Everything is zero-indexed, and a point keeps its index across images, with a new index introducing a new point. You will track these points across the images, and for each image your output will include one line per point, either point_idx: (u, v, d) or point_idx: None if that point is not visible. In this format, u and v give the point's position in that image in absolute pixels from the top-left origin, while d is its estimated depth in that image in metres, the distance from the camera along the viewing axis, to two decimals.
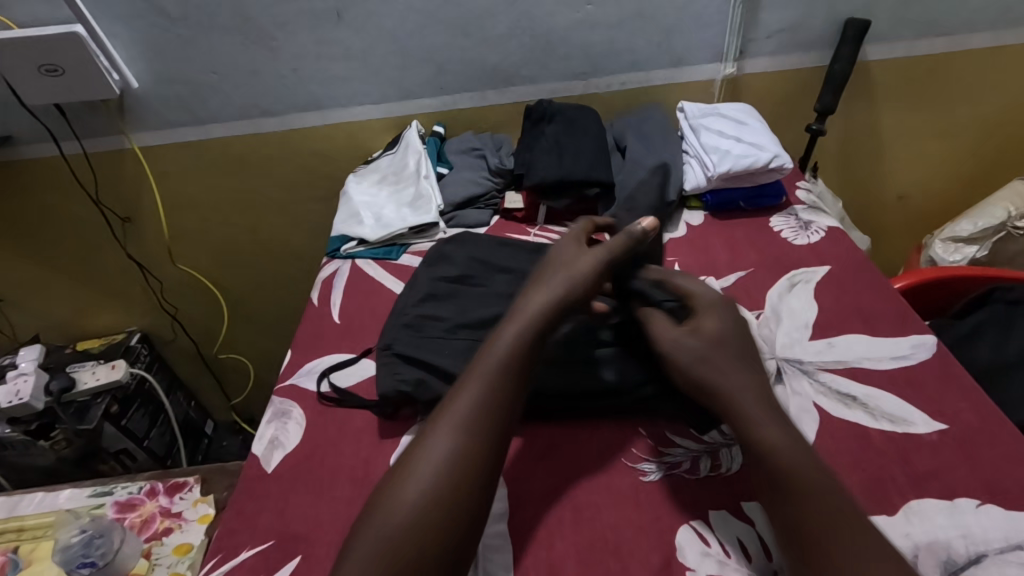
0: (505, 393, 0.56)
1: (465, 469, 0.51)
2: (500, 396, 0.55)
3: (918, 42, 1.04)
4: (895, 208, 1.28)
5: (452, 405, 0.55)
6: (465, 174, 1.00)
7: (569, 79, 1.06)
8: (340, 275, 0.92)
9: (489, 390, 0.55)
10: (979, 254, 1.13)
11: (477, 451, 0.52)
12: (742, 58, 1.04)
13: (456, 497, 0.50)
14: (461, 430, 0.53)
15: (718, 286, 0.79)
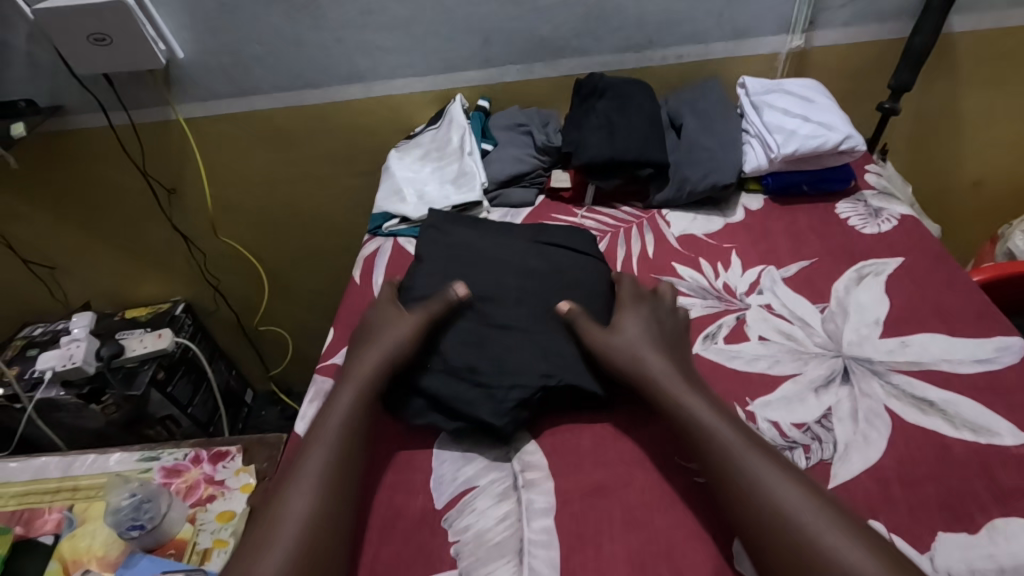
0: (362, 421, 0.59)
1: (346, 458, 0.56)
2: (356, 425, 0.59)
3: (1011, 12, 0.95)
4: (967, 194, 1.19)
5: (322, 432, 0.58)
6: (511, 152, 0.97)
7: (622, 52, 1.01)
8: (382, 253, 0.90)
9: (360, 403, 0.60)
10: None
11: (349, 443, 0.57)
12: (811, 29, 0.97)
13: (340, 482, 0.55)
14: (316, 466, 0.55)
15: (778, 277, 0.75)
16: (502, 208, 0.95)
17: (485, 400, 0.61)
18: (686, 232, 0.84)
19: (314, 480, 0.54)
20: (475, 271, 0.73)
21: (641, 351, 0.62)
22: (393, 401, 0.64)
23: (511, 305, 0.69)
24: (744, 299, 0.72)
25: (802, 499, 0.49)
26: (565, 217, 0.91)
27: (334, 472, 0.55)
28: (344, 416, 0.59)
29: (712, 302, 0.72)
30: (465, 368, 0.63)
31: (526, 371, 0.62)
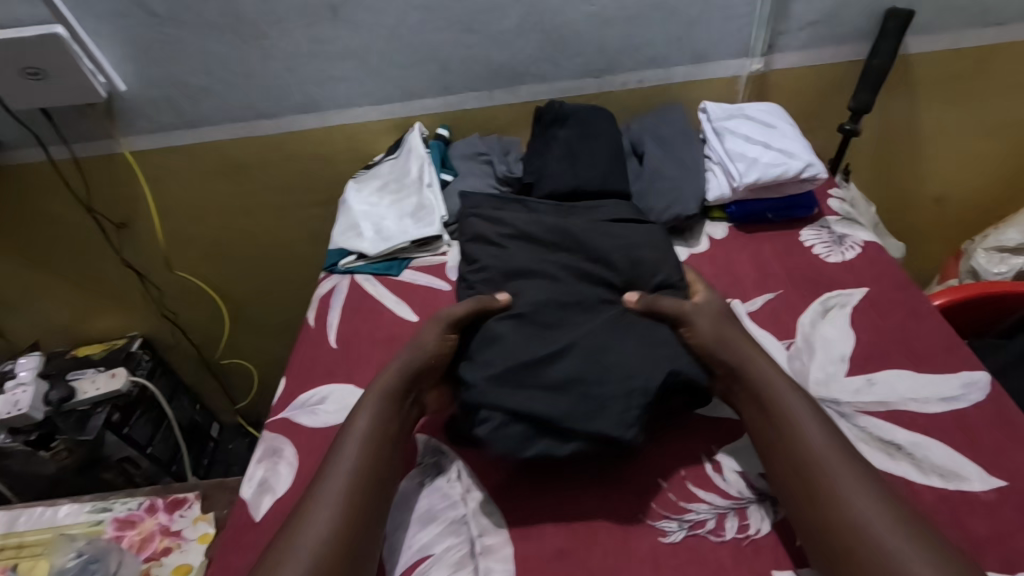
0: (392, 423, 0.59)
1: (376, 458, 0.56)
2: (386, 426, 0.59)
3: (965, 33, 0.95)
4: (931, 210, 1.20)
5: (354, 430, 0.58)
6: (471, 182, 0.94)
7: (582, 77, 0.99)
8: (338, 292, 0.87)
9: (389, 400, 0.60)
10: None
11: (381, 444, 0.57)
12: (770, 52, 0.97)
13: (373, 482, 0.55)
14: (346, 463, 0.55)
15: (743, 311, 0.73)
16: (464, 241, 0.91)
17: (602, 411, 0.57)
18: None
19: (350, 477, 0.54)
20: (532, 269, 0.70)
21: (733, 341, 0.62)
22: (493, 435, 0.57)
23: (587, 316, 0.65)
24: None
25: (880, 516, 0.48)
26: None
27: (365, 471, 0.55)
28: (374, 410, 0.59)
29: None
30: (566, 382, 0.59)
31: (646, 370, 0.59)
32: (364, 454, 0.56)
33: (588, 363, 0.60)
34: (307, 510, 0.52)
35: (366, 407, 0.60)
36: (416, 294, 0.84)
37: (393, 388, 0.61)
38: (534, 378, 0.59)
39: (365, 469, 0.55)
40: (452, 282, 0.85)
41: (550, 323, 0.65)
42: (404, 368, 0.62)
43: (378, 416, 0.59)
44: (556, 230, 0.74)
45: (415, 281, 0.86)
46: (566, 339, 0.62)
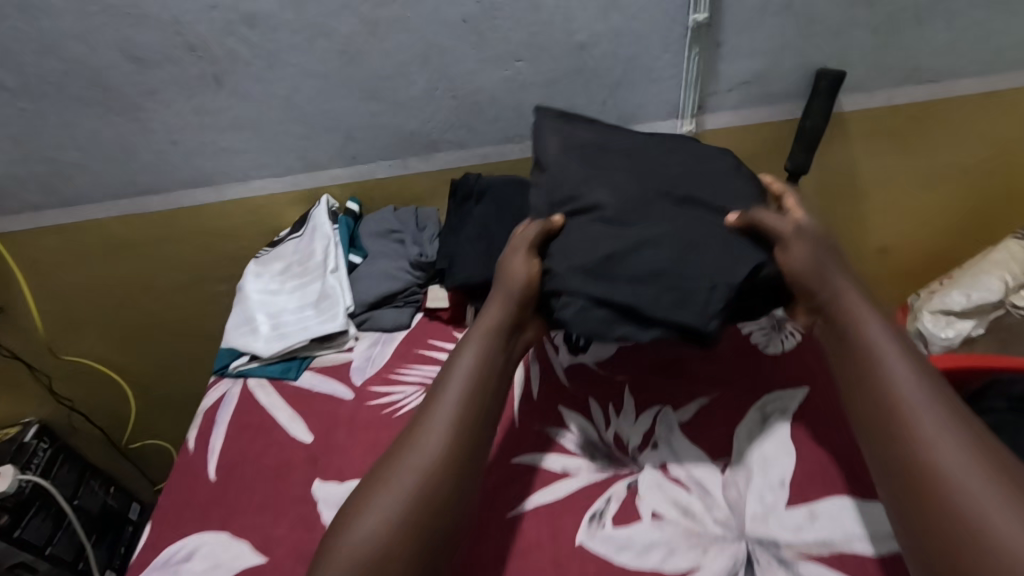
0: (494, 356, 0.62)
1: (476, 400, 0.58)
2: (489, 360, 0.61)
3: (898, 90, 0.91)
4: (877, 261, 1.15)
5: (454, 369, 0.60)
6: (381, 265, 0.85)
7: (503, 142, 0.91)
8: (226, 402, 0.76)
9: (490, 337, 0.62)
10: (1016, 305, 0.90)
11: (475, 388, 0.59)
12: (702, 113, 0.90)
13: (470, 420, 0.57)
14: (450, 398, 0.57)
15: (676, 421, 0.65)
16: (373, 334, 0.82)
17: (685, 304, 0.60)
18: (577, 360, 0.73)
19: (448, 415, 0.56)
20: (598, 168, 0.69)
21: (826, 267, 0.62)
22: (576, 317, 0.62)
23: (662, 220, 0.65)
24: (637, 457, 0.63)
25: (945, 434, 0.49)
26: (441, 345, 0.79)
27: (464, 407, 0.57)
28: (478, 346, 0.61)
29: (602, 464, 0.63)
30: (652, 273, 0.61)
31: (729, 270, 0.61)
32: (463, 393, 0.58)
33: (668, 262, 0.61)
34: (415, 432, 0.56)
35: (471, 346, 0.62)
36: (311, 404, 0.73)
37: (492, 323, 0.63)
38: (613, 273, 0.62)
39: (460, 412, 0.57)
40: (355, 387, 0.75)
41: (628, 223, 0.65)
42: (503, 303, 0.65)
43: (476, 351, 0.61)
44: (634, 151, 0.71)
45: (314, 387, 0.76)
46: (640, 236, 0.63)
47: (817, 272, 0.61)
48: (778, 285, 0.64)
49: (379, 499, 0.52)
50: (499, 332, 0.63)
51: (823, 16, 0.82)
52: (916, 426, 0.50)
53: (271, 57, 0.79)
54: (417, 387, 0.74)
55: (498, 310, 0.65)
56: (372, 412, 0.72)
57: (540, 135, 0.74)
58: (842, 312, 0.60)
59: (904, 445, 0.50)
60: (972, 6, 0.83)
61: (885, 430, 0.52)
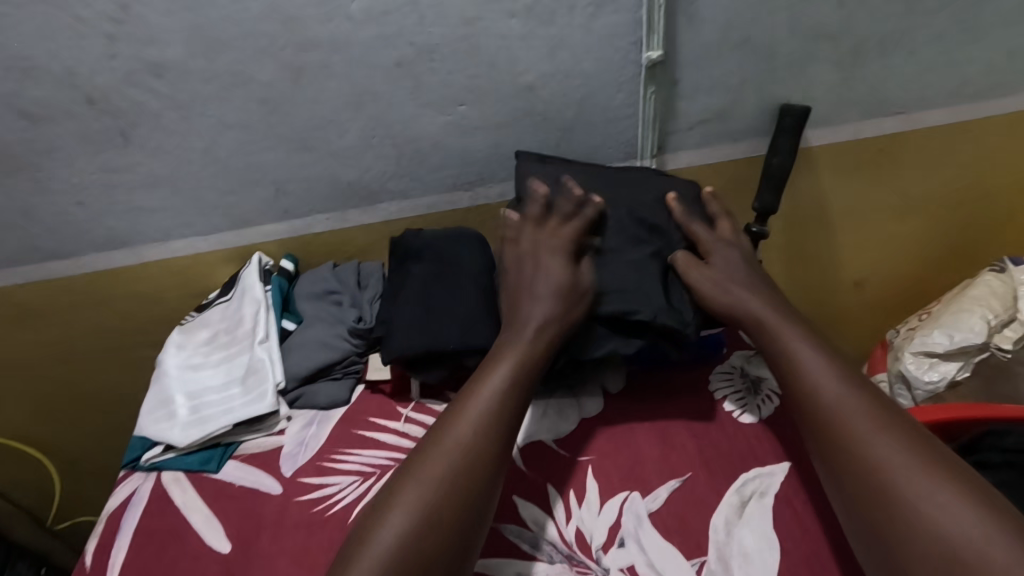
0: (531, 368, 0.59)
1: (510, 407, 0.56)
2: (525, 369, 0.58)
3: (865, 123, 0.86)
4: (854, 296, 1.09)
5: (489, 374, 0.57)
6: (317, 332, 0.77)
7: (451, 190, 0.84)
8: (135, 503, 0.66)
9: (525, 345, 0.59)
10: (998, 345, 0.85)
11: (512, 397, 0.56)
12: (662, 153, 0.84)
13: (502, 425, 0.55)
14: (488, 399, 0.55)
15: (644, 511, 0.58)
16: (307, 412, 0.73)
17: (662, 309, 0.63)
18: (535, 438, 0.65)
19: (484, 417, 0.54)
20: (583, 205, 0.68)
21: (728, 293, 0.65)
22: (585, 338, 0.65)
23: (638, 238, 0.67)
24: (601, 560, 0.55)
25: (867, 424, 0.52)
26: (384, 422, 0.70)
27: (501, 409, 0.55)
28: (517, 359, 0.58)
29: (562, 569, 0.55)
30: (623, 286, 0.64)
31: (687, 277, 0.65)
32: (502, 395, 0.56)
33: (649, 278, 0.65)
34: (447, 433, 0.53)
35: (505, 352, 0.59)
36: (234, 504, 0.64)
37: (534, 332, 0.60)
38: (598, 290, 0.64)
39: (495, 416, 0.54)
40: (284, 480, 0.66)
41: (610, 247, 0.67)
42: (542, 319, 0.61)
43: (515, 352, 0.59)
44: (610, 181, 0.72)
45: (238, 482, 0.66)
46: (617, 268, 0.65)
47: (715, 298, 0.65)
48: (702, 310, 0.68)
49: (408, 499, 0.49)
50: (541, 345, 0.60)
51: (784, 49, 0.77)
52: (847, 420, 0.53)
53: (183, 108, 0.71)
54: (354, 477, 0.65)
55: (524, 318, 0.62)
56: (301, 511, 0.62)
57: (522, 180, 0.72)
58: (753, 319, 0.63)
59: (826, 426, 0.54)
60: (939, 36, 0.79)
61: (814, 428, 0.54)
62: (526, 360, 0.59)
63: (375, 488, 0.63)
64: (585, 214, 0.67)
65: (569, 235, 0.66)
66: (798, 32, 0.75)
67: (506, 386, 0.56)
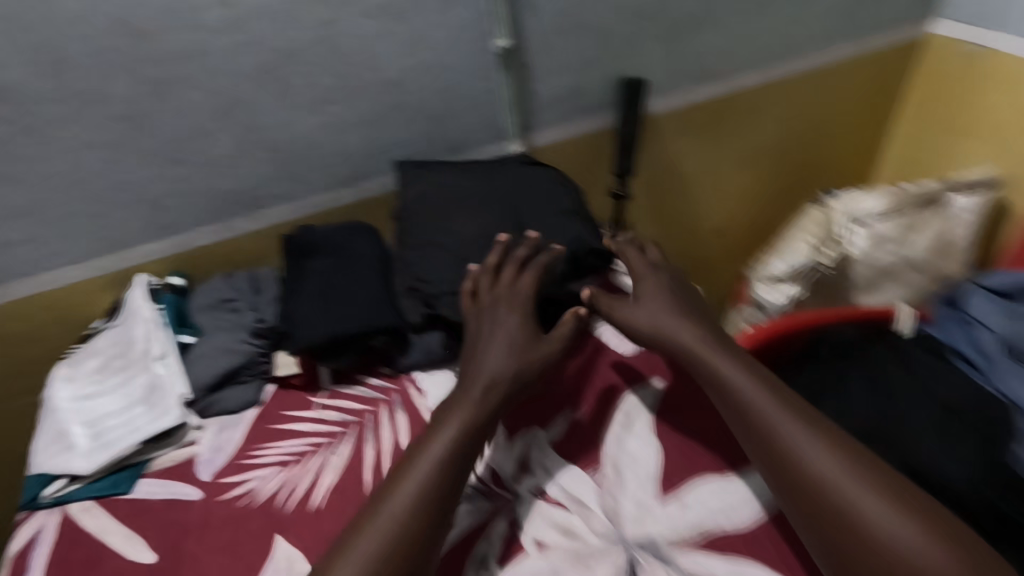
0: (474, 428, 0.58)
1: (449, 472, 0.54)
2: (468, 433, 0.57)
3: (694, 89, 1.00)
4: (714, 242, 1.24)
5: (429, 441, 0.57)
6: (217, 340, 0.77)
7: (335, 187, 0.87)
8: (43, 539, 0.64)
9: (469, 407, 0.59)
10: (821, 264, 1.02)
11: (453, 458, 0.55)
12: (527, 133, 0.93)
13: (440, 492, 0.53)
14: (422, 468, 0.54)
15: (546, 442, 0.65)
16: (219, 419, 0.74)
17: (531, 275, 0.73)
18: (444, 400, 0.71)
19: (419, 486, 0.53)
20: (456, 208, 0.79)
21: (667, 299, 0.69)
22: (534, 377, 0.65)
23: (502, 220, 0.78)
24: (513, 488, 0.62)
25: (813, 438, 0.54)
26: (297, 413, 0.73)
27: (440, 475, 0.54)
28: (457, 423, 0.57)
29: (478, 503, 0.61)
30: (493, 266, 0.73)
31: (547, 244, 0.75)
32: (440, 462, 0.55)
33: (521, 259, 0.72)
34: (374, 510, 0.52)
35: (451, 419, 0.58)
36: (153, 516, 0.64)
37: (478, 390, 0.60)
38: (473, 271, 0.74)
39: (430, 482, 0.53)
40: (204, 485, 0.66)
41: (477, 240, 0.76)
42: (483, 381, 0.61)
43: (456, 420, 0.58)
44: (475, 178, 0.81)
45: (155, 495, 0.66)
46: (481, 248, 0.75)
47: (645, 291, 0.70)
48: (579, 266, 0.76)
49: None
50: (486, 404, 0.60)
51: (615, 30, 0.88)
52: (789, 437, 0.55)
53: (35, 131, 0.69)
54: (275, 468, 0.67)
55: (471, 379, 0.61)
56: (226, 508, 0.64)
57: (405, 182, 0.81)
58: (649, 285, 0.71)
59: (773, 440, 0.55)
60: (735, 11, 0.94)
61: (762, 442, 0.56)
62: (468, 421, 0.58)
63: (297, 473, 0.66)
64: (519, 256, 0.72)
65: (527, 285, 0.69)
66: (623, 14, 0.87)
67: (448, 451, 0.55)
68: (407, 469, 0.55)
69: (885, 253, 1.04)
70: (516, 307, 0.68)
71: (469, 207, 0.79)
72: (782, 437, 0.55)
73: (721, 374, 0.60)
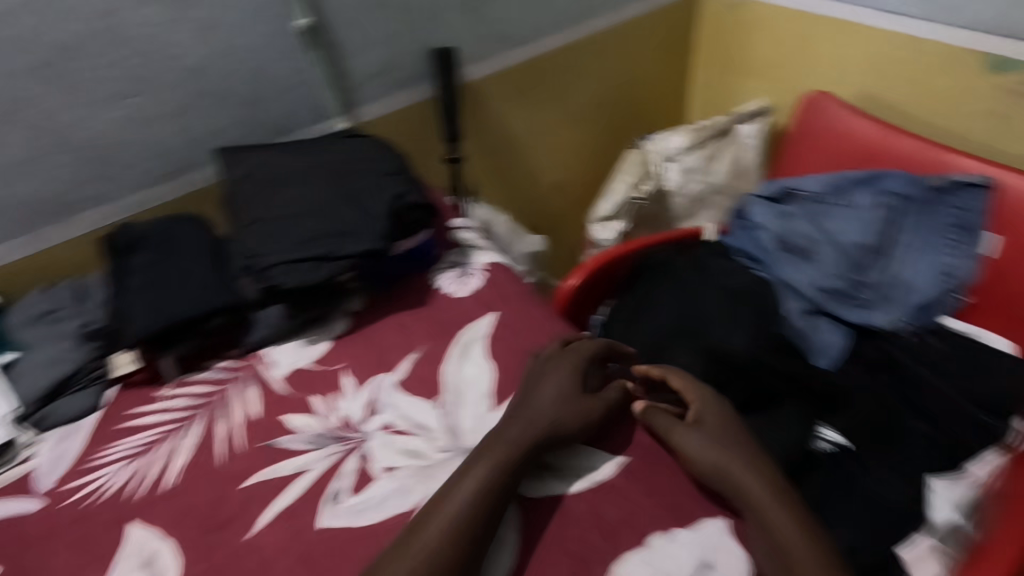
0: (504, 481, 0.55)
1: (470, 527, 0.52)
2: (498, 484, 0.55)
3: (505, 54, 1.08)
4: (556, 196, 1.35)
5: (456, 487, 0.54)
6: (42, 352, 0.73)
7: (155, 184, 0.85)
8: None
9: (507, 454, 0.57)
10: (636, 196, 1.17)
11: (476, 513, 0.53)
12: (350, 109, 0.96)
13: (455, 549, 0.50)
14: (444, 521, 0.52)
15: (391, 385, 0.70)
16: (56, 431, 0.71)
17: (358, 234, 0.74)
18: (292, 367, 0.74)
19: (435, 540, 0.51)
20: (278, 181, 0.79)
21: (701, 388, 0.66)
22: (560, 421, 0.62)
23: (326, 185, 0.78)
24: (361, 428, 0.66)
25: (789, 519, 0.53)
26: (141, 409, 0.72)
27: (457, 530, 0.51)
28: (486, 471, 0.55)
29: (329, 448, 0.65)
30: (320, 230, 0.73)
31: (372, 201, 0.77)
32: (463, 515, 0.52)
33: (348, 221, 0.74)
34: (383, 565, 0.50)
35: (484, 458, 0.56)
36: None
37: (516, 440, 0.58)
38: (298, 237, 0.73)
39: (448, 536, 0.51)
40: (44, 495, 0.64)
41: (300, 206, 0.76)
42: (520, 432, 0.58)
43: (488, 466, 0.55)
44: (296, 153, 0.83)
45: None
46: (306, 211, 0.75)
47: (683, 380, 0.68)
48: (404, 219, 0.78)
49: None
50: (519, 453, 0.57)
51: (415, 3, 0.93)
52: (772, 511, 0.54)
53: None
54: (122, 463, 0.66)
55: (507, 423, 0.60)
56: (71, 511, 0.62)
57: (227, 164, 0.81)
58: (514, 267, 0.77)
59: (757, 513, 0.55)
60: None
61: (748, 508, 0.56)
62: (501, 469, 0.56)
63: (146, 462, 0.66)
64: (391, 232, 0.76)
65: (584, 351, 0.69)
66: None
67: (472, 503, 0.53)
68: (431, 513, 0.53)
69: (693, 183, 1.19)
70: (566, 369, 0.65)
71: (292, 177, 0.79)
72: (748, 508, 0.55)
73: (727, 438, 0.60)
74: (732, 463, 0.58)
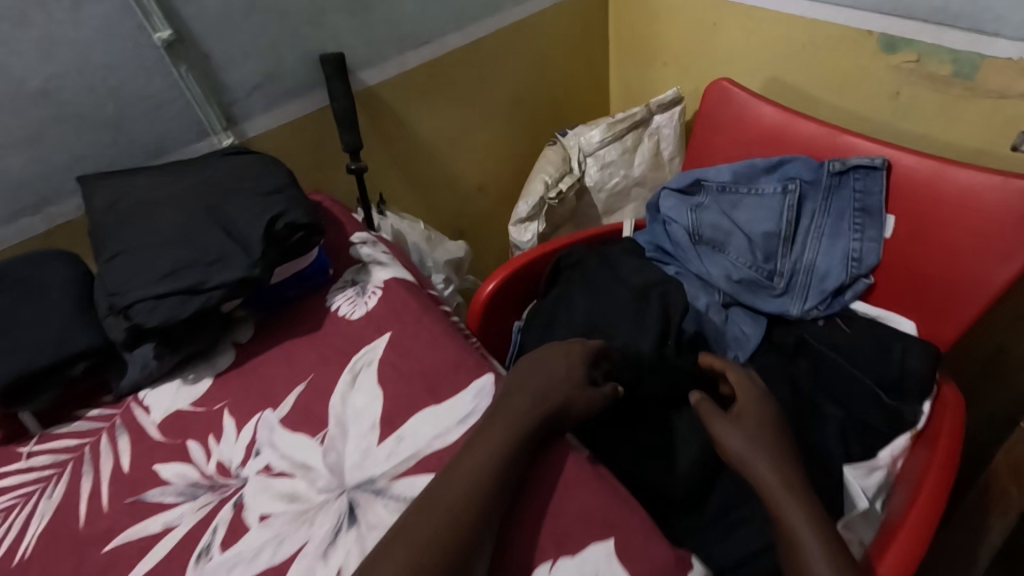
0: (515, 452, 0.55)
1: (486, 487, 0.52)
2: (511, 453, 0.55)
3: (405, 57, 1.03)
4: (479, 198, 1.31)
5: (470, 452, 0.54)
6: None
7: (13, 220, 0.78)
8: None
9: (518, 423, 0.57)
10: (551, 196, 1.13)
11: (492, 477, 0.52)
12: (234, 124, 0.90)
13: (473, 506, 0.50)
14: (468, 478, 0.52)
15: (274, 422, 0.66)
16: None
17: (232, 261, 0.68)
18: (170, 411, 0.69)
19: (456, 498, 0.51)
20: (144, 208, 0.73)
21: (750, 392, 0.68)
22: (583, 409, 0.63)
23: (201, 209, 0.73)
24: (240, 473, 0.62)
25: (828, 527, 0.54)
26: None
27: (477, 491, 0.51)
28: (502, 442, 0.55)
29: (204, 498, 0.60)
30: (190, 258, 0.68)
31: (249, 225, 0.71)
32: (481, 474, 0.52)
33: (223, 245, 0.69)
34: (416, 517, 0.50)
35: (500, 421, 0.57)
36: None
37: (527, 416, 0.58)
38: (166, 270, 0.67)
39: (472, 494, 0.51)
40: None
41: (172, 233, 0.70)
42: (532, 406, 0.59)
43: (503, 430, 0.56)
44: (169, 179, 0.78)
45: None
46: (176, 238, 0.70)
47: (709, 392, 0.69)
48: (286, 242, 0.72)
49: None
50: (531, 426, 0.57)
51: (293, 8, 0.88)
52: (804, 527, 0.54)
53: None
54: None
55: (518, 395, 0.60)
56: None
57: (91, 193, 0.75)
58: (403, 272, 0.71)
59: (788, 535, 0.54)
60: None
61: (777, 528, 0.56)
62: (517, 439, 0.56)
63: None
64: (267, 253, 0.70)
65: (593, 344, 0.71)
66: None
67: (489, 467, 0.53)
68: (451, 474, 0.53)
69: (614, 176, 1.17)
70: (576, 360, 0.67)
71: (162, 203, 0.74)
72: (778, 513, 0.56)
73: (774, 453, 0.61)
74: (762, 457, 0.60)
